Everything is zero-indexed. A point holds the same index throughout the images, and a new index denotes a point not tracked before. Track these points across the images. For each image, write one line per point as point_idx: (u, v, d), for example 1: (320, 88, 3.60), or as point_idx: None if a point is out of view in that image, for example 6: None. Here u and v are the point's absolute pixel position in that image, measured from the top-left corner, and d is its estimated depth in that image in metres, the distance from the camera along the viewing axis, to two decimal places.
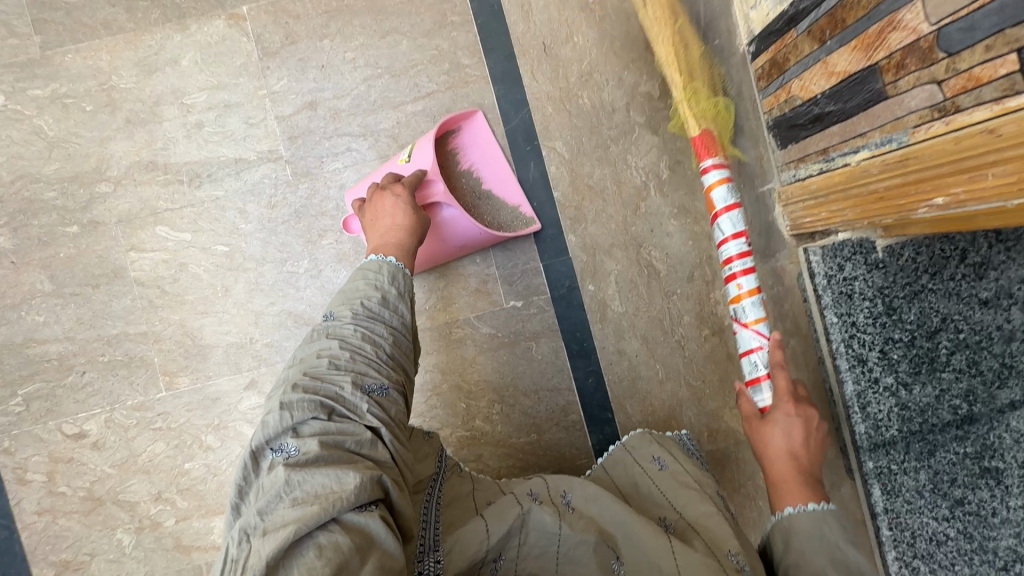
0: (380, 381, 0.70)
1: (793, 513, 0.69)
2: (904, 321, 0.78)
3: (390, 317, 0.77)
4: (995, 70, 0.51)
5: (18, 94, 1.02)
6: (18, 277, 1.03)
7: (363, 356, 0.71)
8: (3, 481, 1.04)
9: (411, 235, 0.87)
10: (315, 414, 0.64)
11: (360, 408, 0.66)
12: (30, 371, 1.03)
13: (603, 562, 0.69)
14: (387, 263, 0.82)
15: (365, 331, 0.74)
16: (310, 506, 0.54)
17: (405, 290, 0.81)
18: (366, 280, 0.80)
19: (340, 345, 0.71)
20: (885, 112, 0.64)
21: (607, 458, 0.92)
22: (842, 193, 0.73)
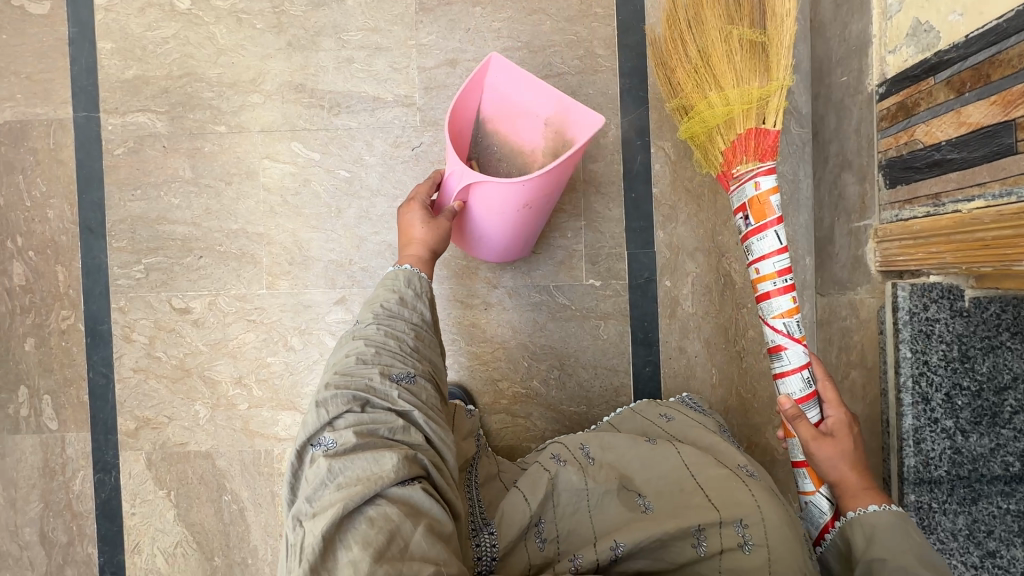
0: (407, 370, 0.69)
1: (875, 509, 0.73)
2: (975, 371, 0.82)
3: (410, 314, 0.75)
4: None
5: (203, 1, 1.14)
6: (165, 160, 1.15)
7: (388, 349, 0.70)
8: (111, 335, 1.17)
9: (428, 243, 0.83)
10: (350, 407, 0.64)
11: (391, 397, 0.66)
12: (157, 245, 1.16)
13: (628, 503, 0.72)
14: (402, 270, 0.80)
15: (388, 329, 0.72)
16: (356, 488, 0.56)
17: (423, 289, 0.79)
18: (384, 285, 0.79)
19: (365, 343, 0.70)
20: (1011, 166, 0.68)
21: (614, 419, 0.97)
22: (946, 237, 0.77)
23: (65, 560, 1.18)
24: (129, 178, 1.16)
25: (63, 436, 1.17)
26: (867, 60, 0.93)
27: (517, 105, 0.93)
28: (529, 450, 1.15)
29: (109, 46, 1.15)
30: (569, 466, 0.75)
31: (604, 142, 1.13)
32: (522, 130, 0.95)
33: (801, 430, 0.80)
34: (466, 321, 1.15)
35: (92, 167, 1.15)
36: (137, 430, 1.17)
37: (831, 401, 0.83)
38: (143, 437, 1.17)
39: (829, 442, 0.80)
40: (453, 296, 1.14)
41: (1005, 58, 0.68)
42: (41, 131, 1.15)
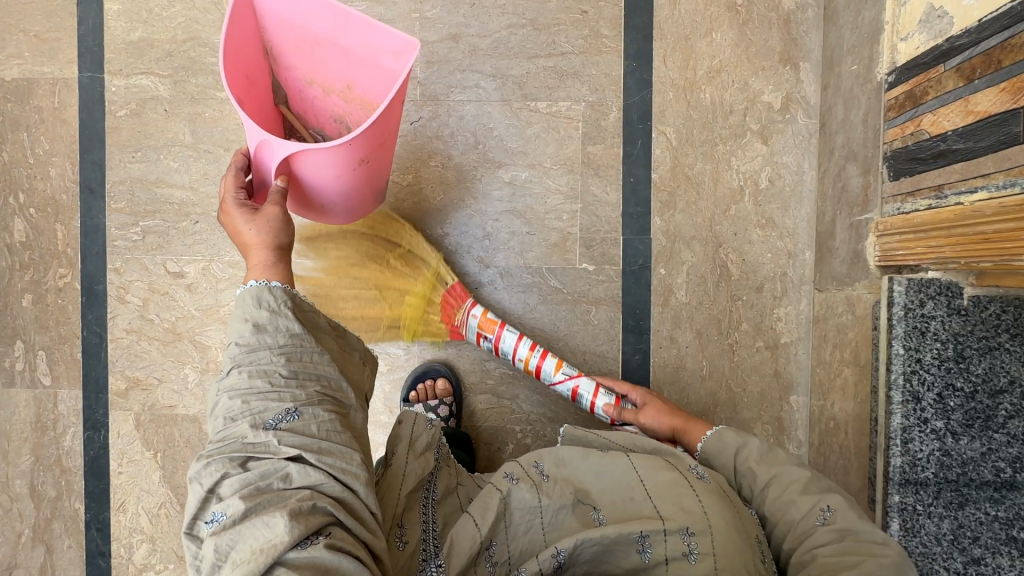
0: (284, 409, 0.62)
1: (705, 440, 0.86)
2: (970, 372, 0.79)
3: (273, 339, 0.65)
4: None
5: None
6: (166, 124, 1.16)
7: (257, 393, 0.63)
8: (106, 295, 1.18)
9: (269, 231, 0.75)
10: (227, 472, 0.58)
11: (276, 448, 0.60)
12: (154, 208, 1.16)
13: (584, 518, 0.71)
14: (246, 288, 0.69)
15: (250, 371, 0.64)
16: (248, 563, 0.52)
17: (283, 295, 0.69)
18: (242, 314, 0.67)
19: (234, 395, 0.63)
20: (1016, 156, 0.66)
21: (570, 423, 0.93)
22: (946, 230, 0.75)
23: (53, 514, 1.20)
24: (130, 140, 1.16)
25: (56, 392, 1.19)
26: (878, 47, 0.90)
27: (304, 35, 0.85)
28: (513, 432, 1.14)
29: (116, 7, 1.15)
30: (521, 485, 0.72)
31: (605, 124, 1.11)
32: (335, 65, 0.89)
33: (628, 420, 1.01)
34: None
35: (94, 127, 1.16)
36: (127, 390, 1.18)
37: (630, 390, 1.03)
38: (133, 398, 1.18)
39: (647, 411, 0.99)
40: None
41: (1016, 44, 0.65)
42: (46, 89, 1.16)
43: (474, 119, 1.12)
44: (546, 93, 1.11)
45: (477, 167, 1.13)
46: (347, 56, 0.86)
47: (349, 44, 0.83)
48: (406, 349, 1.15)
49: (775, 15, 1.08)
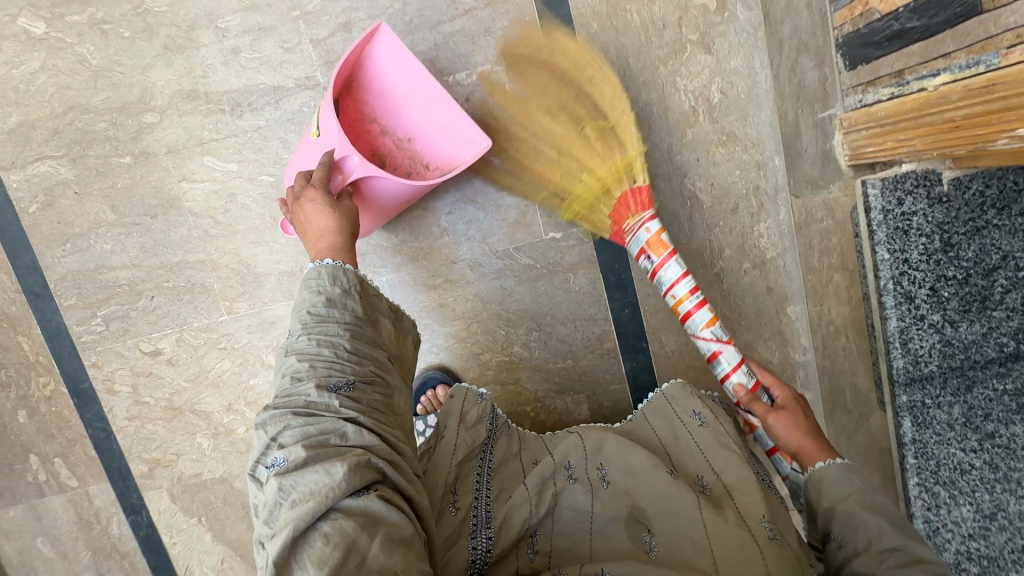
0: (346, 378, 0.64)
1: (822, 466, 0.71)
2: (961, 258, 0.76)
3: (343, 313, 0.69)
4: None
5: (58, 21, 1.01)
6: (83, 207, 1.09)
7: (324, 358, 0.65)
8: (95, 391, 1.17)
9: (343, 233, 0.77)
10: (288, 422, 0.59)
11: (334, 408, 0.61)
12: (106, 295, 1.12)
13: (633, 536, 0.68)
14: (325, 262, 0.72)
15: (320, 336, 0.66)
16: (306, 504, 0.51)
17: (354, 279, 0.72)
18: (307, 288, 0.70)
19: (299, 357, 0.65)
20: (976, 29, 0.58)
21: (646, 405, 0.88)
22: (914, 121, 0.68)
23: None
24: (54, 234, 1.10)
25: (87, 490, 1.22)
26: None
27: (401, 93, 0.94)
28: (527, 412, 1.15)
29: None
30: (576, 486, 0.72)
31: None
32: (410, 117, 0.96)
33: (755, 410, 0.80)
34: (434, 302, 1.11)
35: (13, 230, 1.10)
36: (151, 471, 1.20)
37: (773, 384, 0.83)
38: (159, 476, 1.21)
39: (783, 414, 0.78)
40: (413, 280, 1.10)
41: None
42: None
43: None
44: (461, 62, 1.01)
45: None
46: (430, 122, 0.95)
47: (438, 116, 0.94)
48: None
49: None
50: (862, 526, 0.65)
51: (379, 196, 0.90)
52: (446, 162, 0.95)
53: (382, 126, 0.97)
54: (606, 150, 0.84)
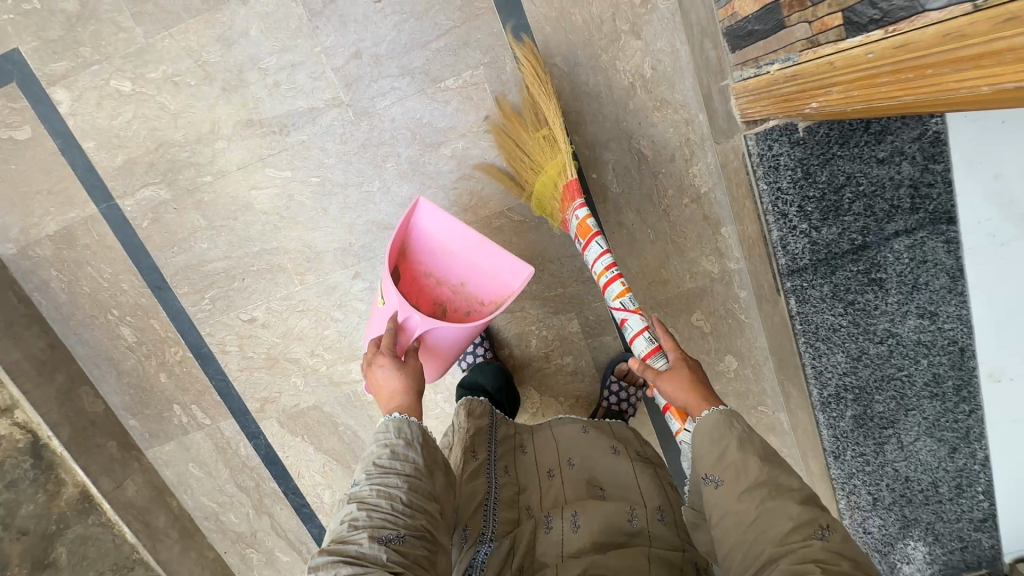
0: (394, 531, 0.82)
1: (704, 416, 0.88)
2: (818, 181, 1.08)
3: (401, 467, 0.89)
4: (830, 24, 0.77)
5: (139, 78, 1.32)
6: (182, 218, 1.44)
7: (381, 511, 0.84)
8: (212, 353, 1.57)
9: (413, 388, 1.07)
10: (340, 566, 0.77)
11: (381, 560, 0.78)
12: (209, 281, 1.50)
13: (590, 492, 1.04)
14: (393, 418, 0.97)
15: (380, 489, 0.87)
16: None
17: (414, 432, 0.94)
18: (381, 439, 0.94)
19: (360, 507, 0.85)
20: (784, 38, 0.88)
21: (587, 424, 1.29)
22: (766, 95, 0.98)
23: (261, 497, 1.72)
24: (164, 241, 1.46)
25: (219, 426, 1.65)
26: None
27: (446, 246, 1.32)
28: (533, 331, 1.53)
29: (92, 144, 1.37)
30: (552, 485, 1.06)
31: (505, 77, 1.31)
32: (462, 270, 1.36)
33: (649, 375, 1.01)
34: None
35: (134, 241, 1.46)
36: (262, 407, 1.62)
37: (671, 347, 1.02)
38: (269, 409, 1.62)
39: (668, 377, 0.98)
40: None
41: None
42: (85, 230, 1.45)
43: (403, 116, 1.33)
44: (449, 71, 1.30)
45: (422, 153, 1.36)
46: (469, 273, 1.35)
47: (477, 257, 1.29)
48: None
49: None
50: (751, 482, 0.79)
51: (436, 349, 1.26)
52: (495, 298, 1.34)
53: (436, 279, 1.40)
54: (553, 149, 1.20)
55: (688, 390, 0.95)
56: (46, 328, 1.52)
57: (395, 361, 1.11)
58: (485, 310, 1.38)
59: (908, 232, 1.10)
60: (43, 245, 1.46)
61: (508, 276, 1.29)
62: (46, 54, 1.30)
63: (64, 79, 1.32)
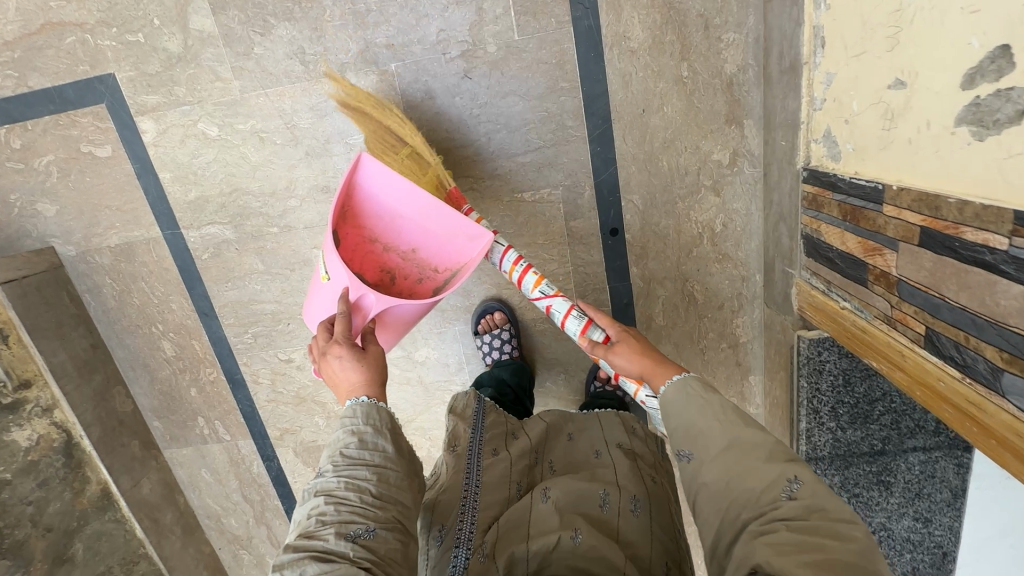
0: (364, 527, 0.75)
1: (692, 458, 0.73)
2: (856, 390, 1.14)
3: (372, 457, 0.83)
4: (913, 323, 0.79)
5: (227, 127, 1.34)
6: (241, 258, 1.48)
7: (347, 504, 0.77)
8: (245, 380, 1.64)
9: (377, 371, 0.96)
10: (305, 569, 0.71)
11: (348, 556, 0.72)
12: (255, 319, 1.55)
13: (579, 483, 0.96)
14: (360, 404, 0.88)
15: (348, 479, 0.80)
16: None
17: (381, 416, 0.88)
18: (346, 425, 0.87)
19: (325, 501, 0.78)
20: (862, 293, 0.91)
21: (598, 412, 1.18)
22: (830, 317, 1.03)
23: (263, 510, 1.81)
24: (220, 275, 1.50)
25: (237, 442, 1.73)
26: (796, 140, 1.07)
27: (393, 213, 1.18)
28: None
29: (168, 175, 1.40)
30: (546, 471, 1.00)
31: (582, 201, 1.33)
32: (407, 236, 1.23)
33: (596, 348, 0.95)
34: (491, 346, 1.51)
35: (189, 269, 1.50)
36: (282, 435, 1.70)
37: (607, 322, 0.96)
38: (287, 438, 1.70)
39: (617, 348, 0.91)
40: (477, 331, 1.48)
41: (884, 223, 0.82)
42: (145, 248, 1.48)
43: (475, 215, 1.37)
44: (529, 185, 1.33)
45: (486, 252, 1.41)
46: (423, 233, 1.21)
47: (433, 224, 1.18)
48: (461, 383, 1.57)
49: (718, 80, 1.20)
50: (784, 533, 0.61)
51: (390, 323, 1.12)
52: (451, 267, 1.23)
53: (386, 247, 1.24)
54: None
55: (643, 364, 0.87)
56: (92, 328, 1.57)
57: (349, 349, 0.98)
58: (437, 277, 1.24)
59: (926, 450, 1.17)
60: (103, 254, 1.50)
61: (463, 242, 1.20)
62: (140, 85, 1.31)
63: (153, 111, 1.34)
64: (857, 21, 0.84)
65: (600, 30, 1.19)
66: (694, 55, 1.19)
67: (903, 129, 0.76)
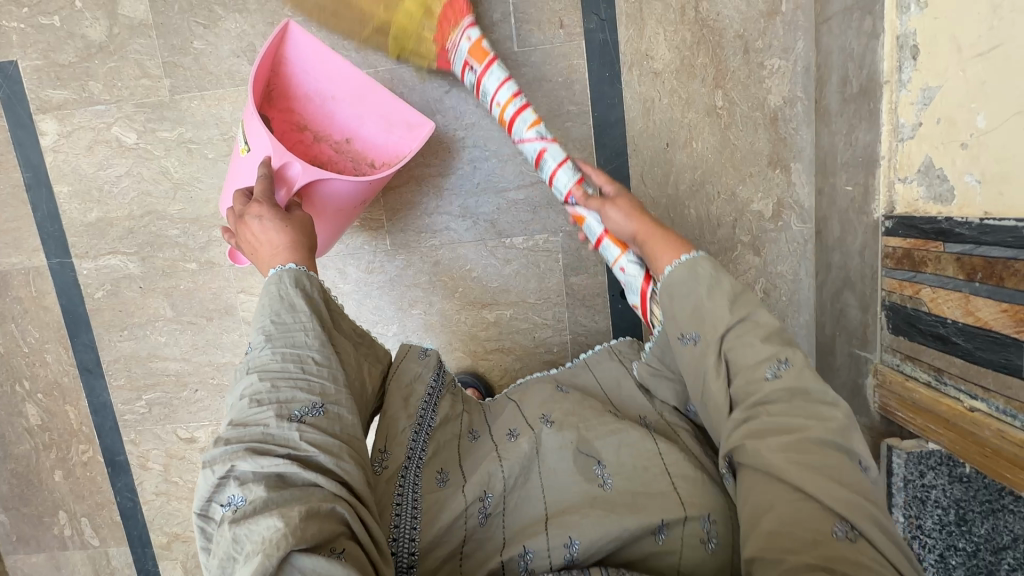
0: (309, 402, 0.58)
1: None
2: (973, 533, 0.80)
3: (308, 317, 0.63)
4: None
5: (149, 134, 1.07)
6: (145, 300, 1.14)
7: (286, 377, 0.59)
8: (129, 464, 1.23)
9: (300, 244, 0.71)
10: (236, 461, 0.52)
11: (292, 442, 0.54)
12: (153, 381, 1.18)
13: (584, 469, 0.64)
14: (288, 268, 0.67)
15: (287, 353, 0.60)
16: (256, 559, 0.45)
17: (314, 280, 0.67)
18: (270, 291, 0.65)
19: (260, 376, 0.59)
20: (1019, 389, 0.63)
21: (590, 356, 0.85)
22: (946, 422, 0.72)
23: None
24: (114, 320, 1.16)
25: (106, 551, 1.27)
26: (873, 180, 0.81)
27: (324, 90, 0.94)
28: None
29: (66, 189, 1.10)
30: (522, 441, 0.67)
31: (586, 253, 1.06)
32: (346, 117, 0.97)
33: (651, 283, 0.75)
34: None
35: (76, 311, 1.16)
36: (170, 543, 1.26)
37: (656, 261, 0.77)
38: (177, 548, 1.26)
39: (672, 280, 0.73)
40: None
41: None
42: (21, 280, 1.15)
43: (449, 262, 1.08)
44: (520, 228, 1.05)
45: (460, 311, 1.10)
46: (361, 120, 0.96)
47: (373, 108, 0.95)
48: None
49: (760, 114, 0.98)
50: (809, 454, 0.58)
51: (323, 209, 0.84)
52: (389, 162, 0.97)
53: (314, 134, 0.97)
54: None
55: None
56: None
57: (274, 208, 0.73)
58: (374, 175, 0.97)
59: None
60: None
61: (402, 135, 0.96)
62: (46, 77, 1.06)
63: (59, 109, 1.07)
64: (982, 7, 0.61)
65: (617, 46, 0.98)
66: (730, 82, 0.97)
67: None
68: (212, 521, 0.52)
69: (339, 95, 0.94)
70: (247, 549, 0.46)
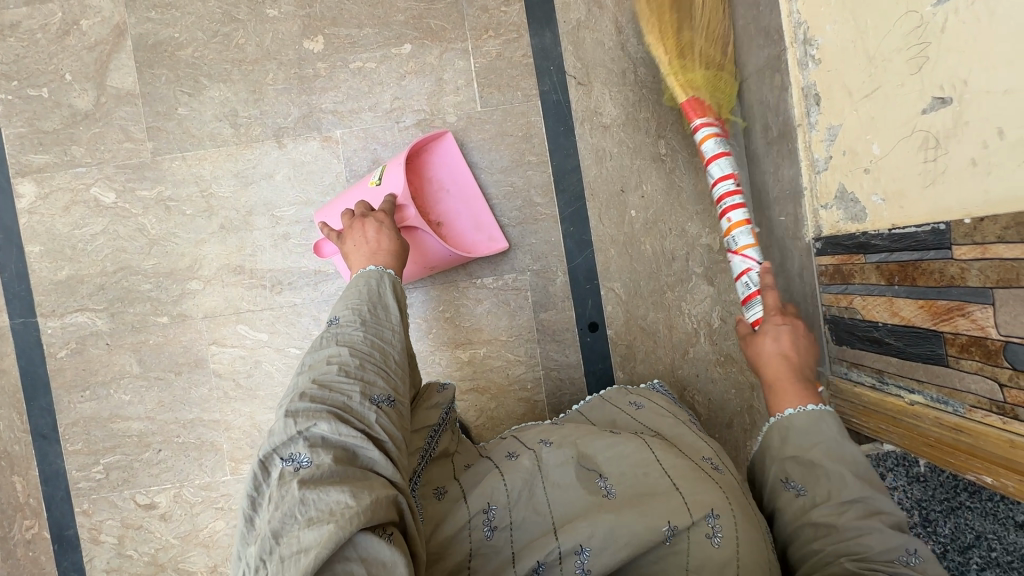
0: (386, 392, 0.67)
1: (792, 414, 0.74)
2: (938, 533, 0.83)
3: (396, 322, 0.75)
4: None
5: (128, 193, 1.11)
6: (110, 357, 1.12)
7: (372, 363, 0.69)
8: (79, 539, 1.14)
9: (399, 259, 0.86)
10: (318, 420, 0.60)
11: (367, 419, 0.63)
12: (113, 443, 1.13)
13: (585, 476, 0.70)
14: (388, 272, 0.80)
15: (374, 342, 0.71)
16: (327, 523, 0.49)
17: (401, 295, 0.80)
18: (366, 287, 0.77)
19: (350, 353, 0.68)
20: (945, 376, 0.69)
21: (584, 407, 0.96)
22: (893, 418, 0.78)
23: None
24: (76, 380, 1.12)
25: None
26: (801, 208, 0.91)
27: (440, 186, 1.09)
28: None
29: (38, 249, 1.11)
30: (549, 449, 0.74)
31: (553, 289, 1.12)
32: (444, 208, 1.08)
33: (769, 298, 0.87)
34: None
35: (36, 372, 1.12)
36: None
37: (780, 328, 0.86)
38: None
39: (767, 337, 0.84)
40: None
41: (960, 271, 0.64)
42: None
43: (422, 305, 1.11)
44: (490, 269, 1.11)
45: (434, 352, 1.12)
46: (454, 218, 1.09)
47: (467, 212, 1.09)
48: None
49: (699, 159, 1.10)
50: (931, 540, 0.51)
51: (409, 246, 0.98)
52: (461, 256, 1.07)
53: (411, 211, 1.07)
54: None
55: (786, 365, 0.80)
56: None
57: (392, 224, 0.89)
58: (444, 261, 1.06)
59: None
60: None
61: (478, 241, 1.09)
62: (28, 143, 1.10)
63: (38, 172, 1.10)
64: (860, 59, 0.74)
65: (569, 105, 1.10)
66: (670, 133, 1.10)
67: (966, 148, 0.62)
68: (267, 474, 0.57)
69: (445, 196, 1.09)
70: (312, 512, 0.50)
